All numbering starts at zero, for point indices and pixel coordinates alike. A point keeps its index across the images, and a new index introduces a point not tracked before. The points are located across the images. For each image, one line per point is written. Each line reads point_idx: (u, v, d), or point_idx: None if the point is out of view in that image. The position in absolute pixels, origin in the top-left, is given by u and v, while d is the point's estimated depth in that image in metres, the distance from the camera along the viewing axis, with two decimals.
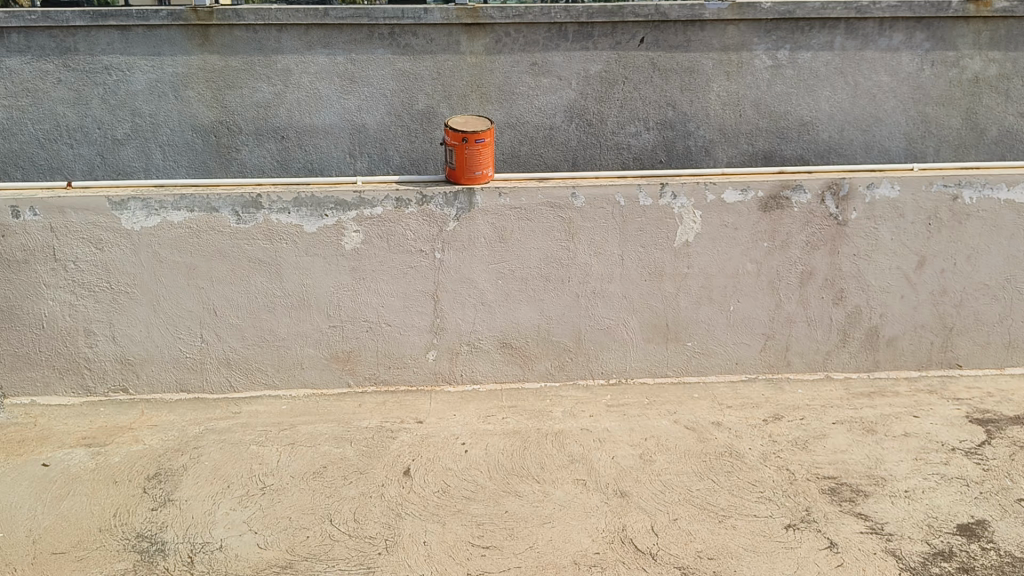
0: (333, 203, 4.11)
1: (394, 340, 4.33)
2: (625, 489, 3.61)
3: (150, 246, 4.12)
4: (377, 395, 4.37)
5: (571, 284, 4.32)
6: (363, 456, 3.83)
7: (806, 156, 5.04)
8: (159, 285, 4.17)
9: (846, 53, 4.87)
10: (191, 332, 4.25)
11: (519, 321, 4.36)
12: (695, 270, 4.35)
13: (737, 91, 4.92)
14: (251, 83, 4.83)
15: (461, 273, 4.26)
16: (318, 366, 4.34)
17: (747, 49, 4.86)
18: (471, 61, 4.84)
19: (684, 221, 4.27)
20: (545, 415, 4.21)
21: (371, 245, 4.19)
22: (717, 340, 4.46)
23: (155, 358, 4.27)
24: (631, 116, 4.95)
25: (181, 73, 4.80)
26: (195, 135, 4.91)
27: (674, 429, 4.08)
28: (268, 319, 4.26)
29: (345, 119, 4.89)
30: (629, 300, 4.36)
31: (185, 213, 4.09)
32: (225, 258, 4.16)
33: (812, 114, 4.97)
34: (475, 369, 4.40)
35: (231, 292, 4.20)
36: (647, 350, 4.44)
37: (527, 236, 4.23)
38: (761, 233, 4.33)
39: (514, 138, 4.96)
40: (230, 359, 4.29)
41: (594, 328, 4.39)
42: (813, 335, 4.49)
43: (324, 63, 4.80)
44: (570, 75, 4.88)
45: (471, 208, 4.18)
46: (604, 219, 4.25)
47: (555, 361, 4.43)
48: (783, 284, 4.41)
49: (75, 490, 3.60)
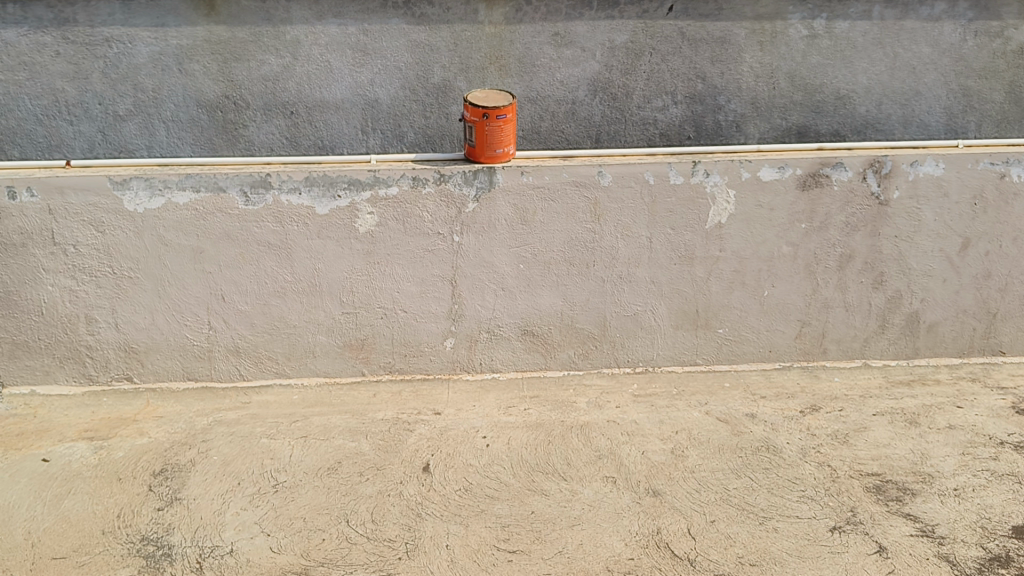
0: (346, 182, 3.90)
1: (410, 327, 4.13)
2: (658, 488, 3.41)
3: (154, 227, 3.90)
4: (392, 384, 4.17)
5: (597, 269, 4.10)
6: (379, 451, 3.64)
7: (842, 131, 4.79)
8: (164, 270, 3.96)
9: (885, 22, 4.60)
10: (198, 319, 4.04)
11: (542, 307, 4.14)
12: (727, 253, 4.12)
13: (771, 62, 4.64)
14: (258, 55, 4.51)
15: (481, 257, 4.05)
16: (331, 354, 4.14)
17: (782, 18, 4.57)
18: (489, 31, 4.54)
19: (717, 201, 4.04)
20: (569, 406, 4.01)
21: (386, 227, 3.98)
22: (751, 327, 4.24)
23: (160, 347, 4.07)
24: (658, 90, 4.67)
25: (186, 45, 4.46)
26: (201, 110, 4.59)
27: (706, 422, 3.88)
28: (279, 306, 4.05)
29: (357, 93, 4.61)
30: (657, 285, 4.14)
31: (190, 194, 3.87)
32: (233, 242, 3.95)
33: (848, 87, 4.70)
34: (495, 357, 4.20)
35: (239, 276, 4.00)
36: (676, 338, 4.23)
37: (551, 218, 4.01)
38: (798, 213, 4.09)
39: (534, 113, 4.69)
40: (239, 346, 4.09)
41: (621, 314, 4.18)
42: (851, 321, 4.27)
43: (335, 34, 4.49)
44: (594, 46, 4.57)
45: (491, 187, 3.96)
46: (631, 199, 4.01)
47: (579, 349, 4.22)
48: (821, 268, 4.17)
49: (76, 488, 3.44)
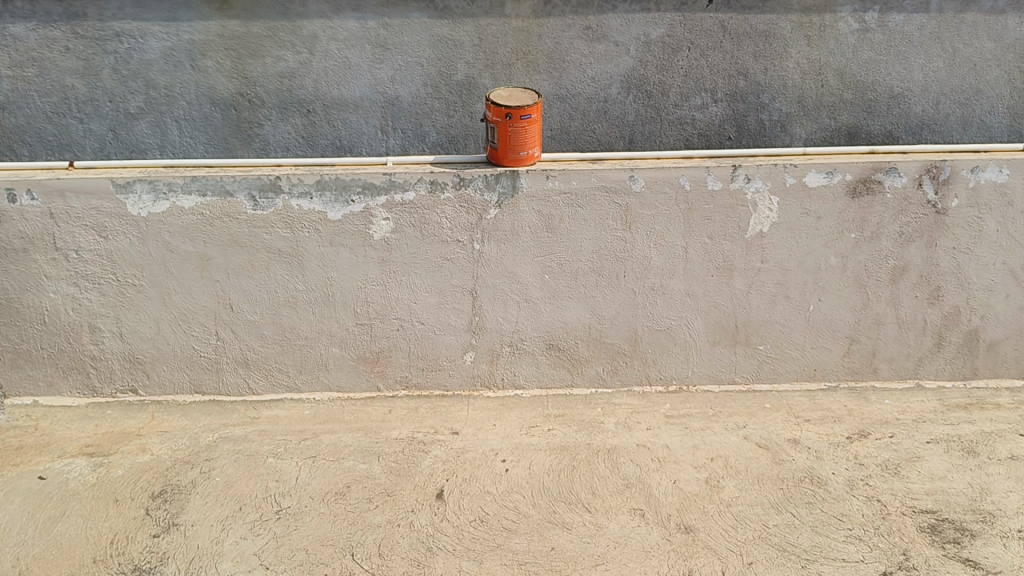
0: (360, 186, 3.67)
1: (428, 340, 3.89)
2: (690, 524, 3.14)
3: (159, 233, 3.71)
4: (409, 400, 3.93)
5: (628, 280, 3.83)
6: (391, 475, 3.40)
7: (895, 132, 4.45)
8: (169, 277, 3.76)
9: (943, 15, 4.25)
10: (205, 330, 3.84)
11: (569, 321, 3.88)
12: (769, 264, 3.82)
13: (819, 58, 4.32)
14: (274, 51, 4.28)
15: (503, 267, 3.80)
16: (345, 367, 3.91)
17: (831, 10, 4.25)
18: (517, 25, 4.28)
19: (758, 209, 3.75)
20: (596, 427, 3.74)
21: (402, 234, 3.74)
22: (794, 343, 3.94)
23: (165, 358, 3.88)
24: (697, 87, 4.37)
25: (199, 40, 4.26)
26: (214, 109, 4.38)
27: (745, 448, 3.59)
28: (289, 316, 3.83)
29: (377, 90, 4.37)
30: (693, 298, 3.86)
31: (196, 198, 3.67)
32: (242, 249, 3.74)
33: (903, 84, 4.37)
34: (518, 372, 3.94)
35: (248, 285, 3.78)
36: (713, 355, 3.94)
37: (578, 225, 3.75)
38: (847, 222, 3.78)
39: (564, 112, 4.40)
40: (248, 359, 3.89)
41: (653, 329, 3.90)
42: (903, 339, 3.95)
43: (354, 28, 4.26)
44: (628, 40, 4.29)
45: (515, 192, 3.70)
46: (666, 206, 3.73)
47: (608, 365, 3.95)
48: (872, 281, 3.86)
49: (72, 510, 3.26)
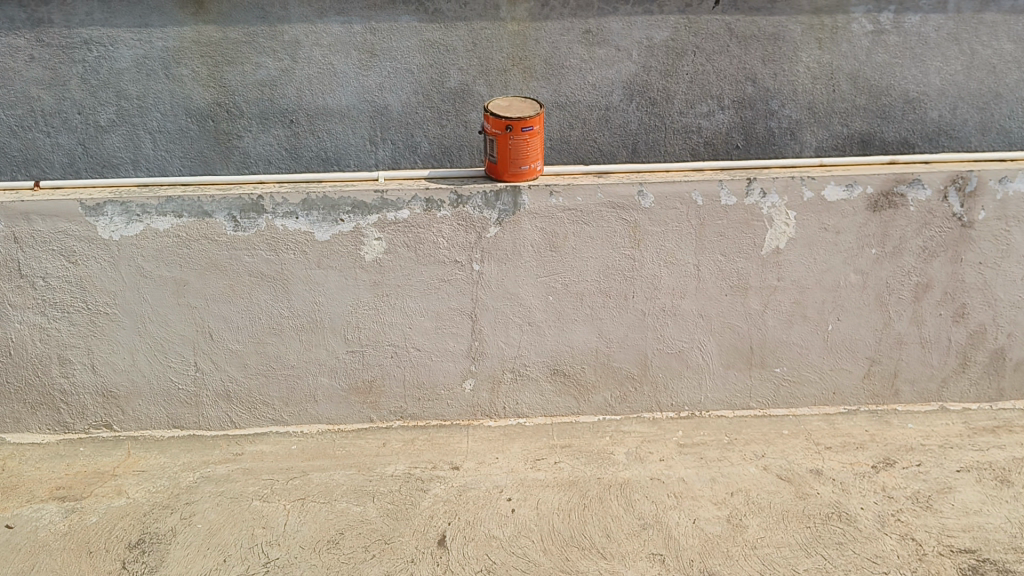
0: (350, 205, 3.42)
1: (424, 367, 3.64)
2: (714, 570, 2.94)
3: (132, 257, 3.44)
4: (404, 431, 3.67)
5: (637, 300, 3.59)
6: (388, 519, 3.17)
7: (910, 139, 4.22)
8: (143, 305, 3.50)
9: (961, 16, 4.03)
10: (183, 361, 3.58)
11: (574, 345, 3.64)
12: (786, 283, 3.60)
13: (831, 61, 4.08)
14: (253, 58, 4.02)
15: (505, 288, 3.55)
16: (335, 398, 3.65)
17: (843, 11, 4.02)
18: (512, 29, 4.02)
19: (774, 224, 3.52)
20: (605, 459, 3.50)
21: (396, 255, 3.49)
22: (813, 365, 3.71)
23: (141, 391, 3.61)
24: (702, 94, 4.12)
25: (173, 47, 3.98)
26: (190, 120, 4.10)
27: (765, 480, 3.37)
28: (275, 345, 3.57)
29: (364, 99, 4.11)
30: (705, 319, 3.63)
31: (171, 219, 3.41)
32: (222, 273, 3.47)
33: (919, 88, 4.14)
34: (520, 400, 3.70)
35: (230, 312, 3.52)
36: (726, 379, 3.71)
37: (584, 243, 3.51)
38: (869, 237, 3.56)
39: (563, 121, 4.16)
40: (230, 391, 3.62)
41: (664, 352, 3.67)
42: (927, 359, 3.74)
43: (339, 33, 3.99)
44: (630, 44, 4.05)
45: (516, 210, 3.45)
46: (676, 222, 3.50)
47: (616, 391, 3.71)
48: (894, 298, 3.65)
49: (41, 564, 3.01)
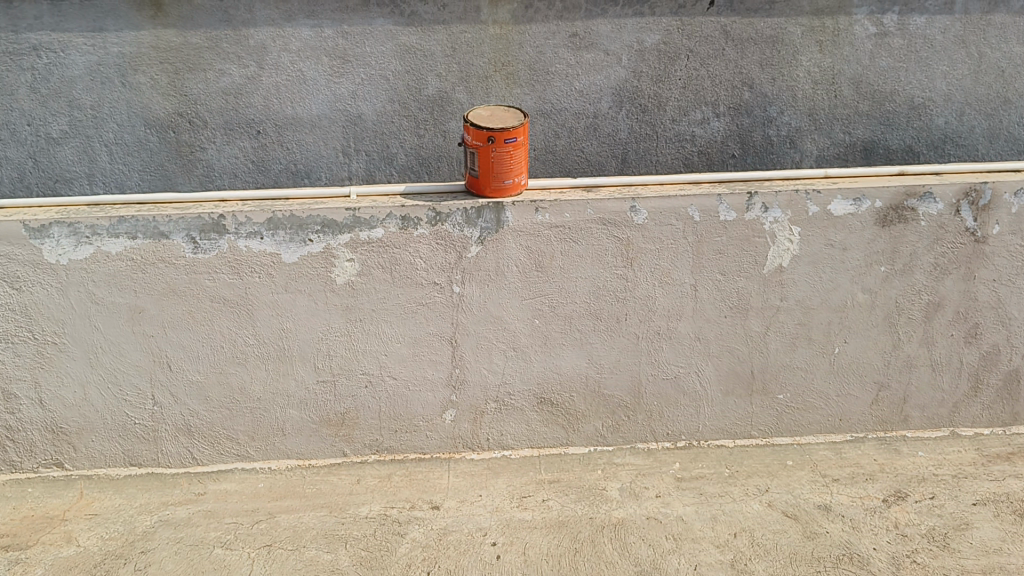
0: (319, 224, 3.15)
1: (401, 398, 3.38)
2: None
3: (82, 283, 3.16)
4: (380, 467, 3.41)
5: (630, 323, 3.34)
6: (362, 569, 2.93)
7: (915, 147, 3.99)
8: (95, 334, 3.22)
9: (969, 17, 3.81)
10: (140, 393, 3.30)
11: (562, 372, 3.39)
12: (789, 303, 3.36)
13: (832, 66, 3.85)
14: (216, 64, 3.73)
15: (487, 312, 3.29)
16: (306, 432, 3.39)
17: (846, 12, 3.79)
18: (494, 33, 3.77)
19: (777, 241, 3.28)
20: (598, 496, 3.25)
21: (370, 277, 3.23)
22: (818, 390, 3.48)
23: (95, 426, 3.33)
24: (697, 100, 3.88)
25: (129, 53, 3.70)
26: (149, 131, 3.82)
27: (769, 519, 3.13)
28: (239, 375, 3.30)
29: (336, 108, 3.84)
30: (703, 342, 3.38)
31: (124, 242, 3.12)
32: (180, 298, 3.20)
33: (925, 93, 3.91)
34: (505, 430, 3.44)
35: (189, 340, 3.25)
36: (726, 406, 3.47)
37: (572, 262, 3.25)
38: (877, 254, 3.33)
39: (549, 129, 3.90)
40: (191, 425, 3.35)
41: (659, 379, 3.42)
42: (937, 382, 3.51)
43: (309, 38, 3.72)
44: (620, 48, 3.80)
45: (499, 227, 3.20)
46: (672, 239, 3.25)
47: (608, 420, 3.46)
48: (903, 319, 3.41)
49: None
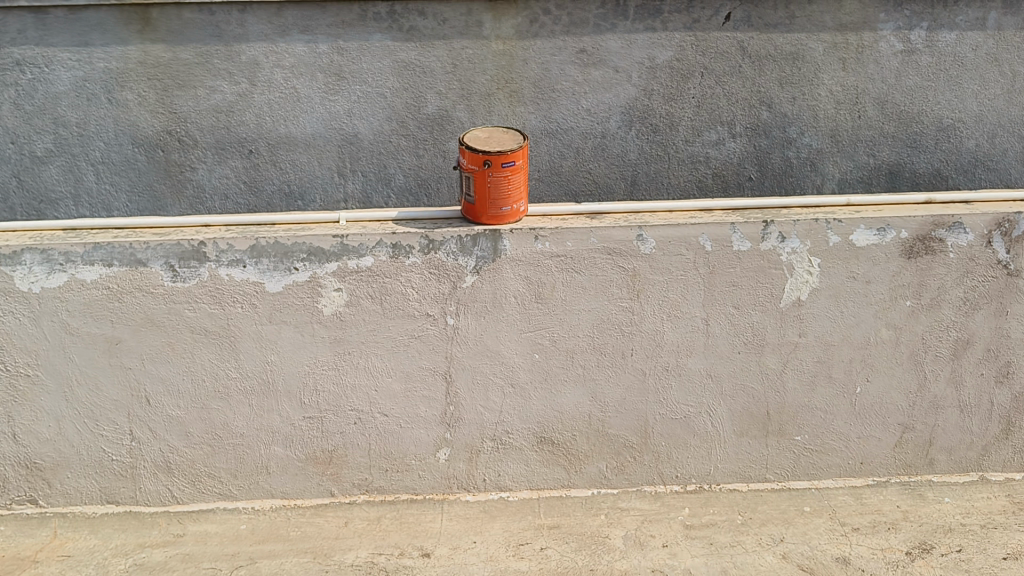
0: (304, 252, 2.97)
1: (392, 436, 3.18)
2: None
3: (56, 312, 2.99)
4: (370, 508, 3.22)
5: (636, 359, 3.13)
6: None
7: (944, 170, 3.76)
8: (70, 366, 3.05)
9: (1002, 33, 3.58)
10: (117, 429, 3.13)
11: (564, 410, 3.18)
12: (808, 339, 3.14)
13: (856, 84, 3.63)
14: (206, 80, 3.56)
15: (483, 345, 3.09)
16: (291, 470, 3.20)
17: (871, 28, 3.56)
18: (497, 49, 3.57)
19: (795, 273, 3.06)
20: (600, 545, 3.05)
21: (359, 308, 3.04)
22: (838, 432, 3.25)
23: (70, 463, 3.16)
24: (711, 120, 3.67)
25: (116, 68, 3.53)
26: (137, 150, 3.65)
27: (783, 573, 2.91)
28: (220, 411, 3.12)
29: (331, 127, 3.65)
30: (715, 380, 3.17)
31: (100, 269, 2.95)
32: (158, 328, 3.02)
33: (954, 114, 3.68)
34: (502, 471, 3.23)
35: (168, 373, 3.07)
36: (739, 447, 3.25)
37: (574, 294, 3.05)
38: (902, 287, 3.10)
39: (554, 150, 3.70)
40: (171, 462, 3.18)
41: (668, 419, 3.20)
42: (967, 425, 3.27)
43: (303, 53, 3.54)
44: (630, 65, 3.60)
45: (496, 256, 3.00)
46: (682, 270, 3.04)
47: (612, 461, 3.24)
48: (930, 357, 3.18)
49: None
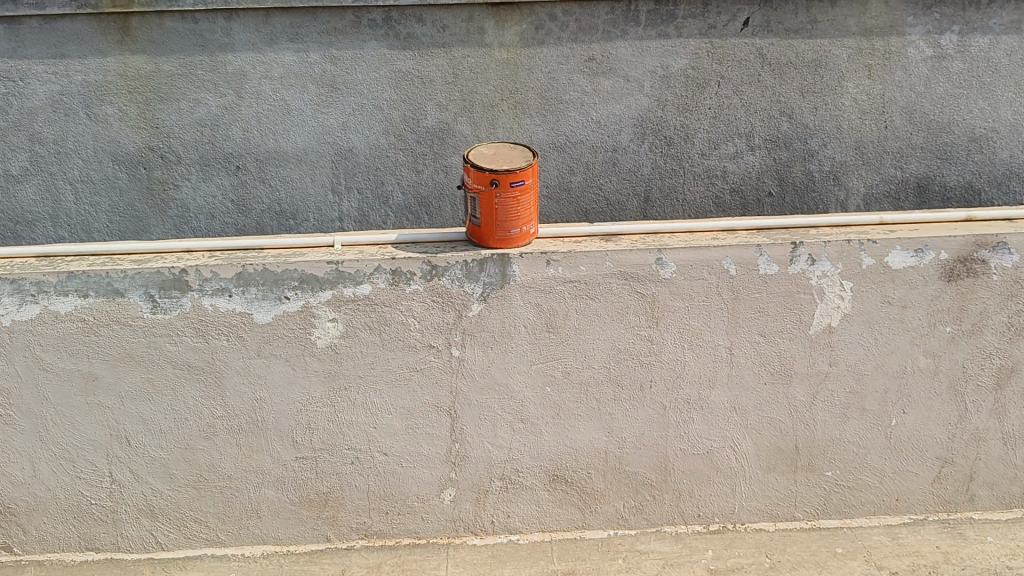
0: (295, 280, 2.73)
1: (393, 477, 2.95)
2: None
3: (27, 348, 2.75)
4: (369, 554, 2.99)
5: (655, 391, 2.90)
6: None
7: (976, 183, 3.54)
8: (43, 404, 2.81)
9: None
10: (96, 471, 2.89)
11: (578, 447, 2.95)
12: (840, 368, 2.91)
13: (883, 92, 3.41)
14: (190, 93, 3.33)
15: (490, 379, 2.87)
16: (284, 514, 2.97)
17: (898, 32, 3.34)
18: (500, 57, 3.34)
19: (826, 297, 2.84)
20: None
21: (356, 340, 2.81)
22: (872, 467, 3.03)
23: (46, 507, 2.92)
24: (729, 132, 3.45)
25: (94, 81, 3.29)
26: (118, 168, 3.42)
27: None
28: (207, 451, 2.89)
29: (324, 142, 3.42)
30: (740, 413, 2.94)
31: (74, 300, 2.71)
32: (138, 363, 2.79)
33: (987, 123, 3.45)
34: (512, 512, 3.01)
35: (151, 412, 2.84)
36: (766, 485, 3.02)
37: (589, 322, 2.82)
38: (941, 312, 2.88)
39: (562, 165, 3.48)
40: (154, 506, 2.94)
41: (689, 455, 2.98)
42: (1010, 458, 3.04)
43: (293, 64, 3.31)
44: (642, 74, 3.37)
45: (503, 282, 2.77)
46: (704, 295, 2.82)
47: (630, 501, 3.02)
48: (970, 386, 2.96)
49: None
